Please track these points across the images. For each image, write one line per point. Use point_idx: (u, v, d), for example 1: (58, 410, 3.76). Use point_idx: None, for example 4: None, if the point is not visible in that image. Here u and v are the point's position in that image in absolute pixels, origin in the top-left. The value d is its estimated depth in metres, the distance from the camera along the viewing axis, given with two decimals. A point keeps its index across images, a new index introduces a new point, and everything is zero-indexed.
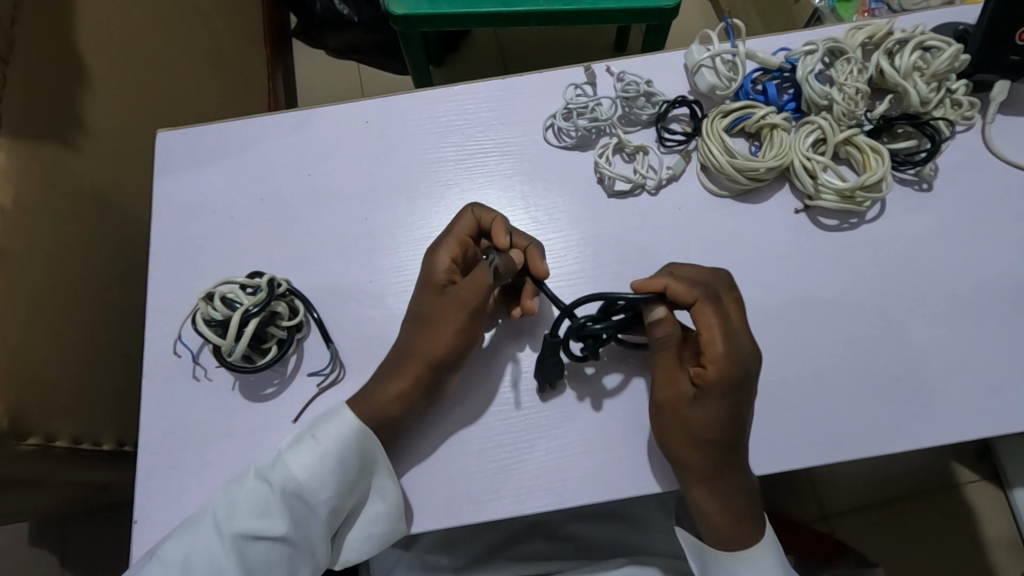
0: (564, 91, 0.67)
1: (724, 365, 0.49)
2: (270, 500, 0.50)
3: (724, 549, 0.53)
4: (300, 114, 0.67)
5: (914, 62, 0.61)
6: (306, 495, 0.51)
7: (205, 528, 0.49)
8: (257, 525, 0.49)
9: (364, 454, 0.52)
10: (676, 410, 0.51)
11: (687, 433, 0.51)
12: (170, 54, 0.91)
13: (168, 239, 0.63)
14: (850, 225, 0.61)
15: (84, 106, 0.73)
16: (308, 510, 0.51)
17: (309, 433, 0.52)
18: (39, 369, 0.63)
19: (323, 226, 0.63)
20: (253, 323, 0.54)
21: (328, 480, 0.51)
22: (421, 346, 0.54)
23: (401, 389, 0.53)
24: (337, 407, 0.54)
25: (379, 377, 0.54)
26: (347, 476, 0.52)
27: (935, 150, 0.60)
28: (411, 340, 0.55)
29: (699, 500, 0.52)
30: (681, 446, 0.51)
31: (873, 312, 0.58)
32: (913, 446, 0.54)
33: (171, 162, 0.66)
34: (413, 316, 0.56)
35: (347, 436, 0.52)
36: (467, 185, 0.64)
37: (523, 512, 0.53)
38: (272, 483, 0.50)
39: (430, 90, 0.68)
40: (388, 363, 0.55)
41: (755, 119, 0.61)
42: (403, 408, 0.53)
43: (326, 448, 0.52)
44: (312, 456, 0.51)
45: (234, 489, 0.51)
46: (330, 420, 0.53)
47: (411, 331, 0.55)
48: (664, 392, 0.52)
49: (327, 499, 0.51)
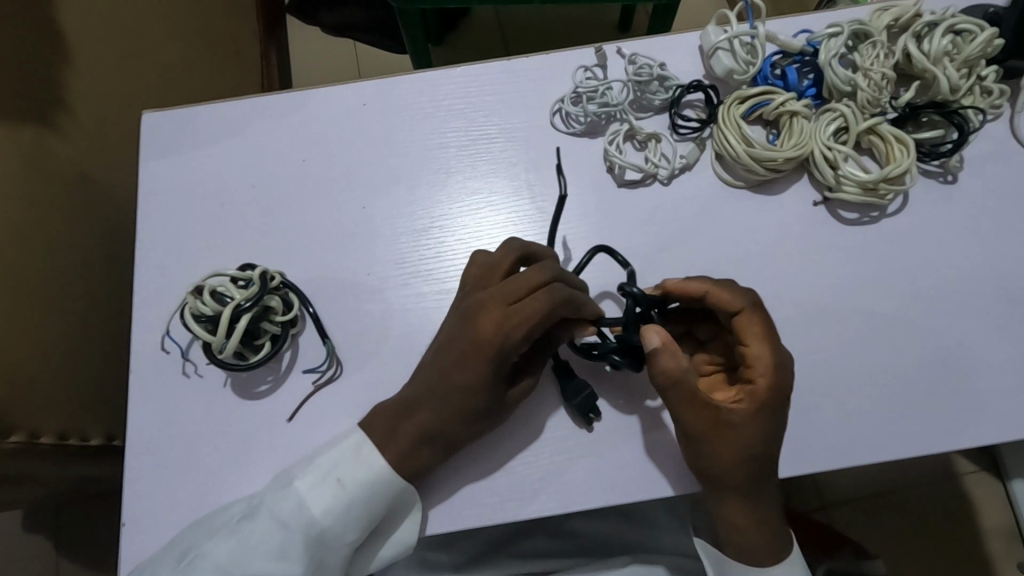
0: (573, 74, 0.64)
1: (772, 375, 0.49)
2: (289, 543, 0.48)
3: (748, 563, 0.52)
4: (294, 96, 0.63)
5: (944, 47, 0.57)
6: (327, 538, 0.49)
7: (213, 567, 0.47)
8: (271, 569, 0.47)
9: (391, 498, 0.50)
10: (722, 427, 0.48)
11: (736, 455, 0.48)
12: (156, 32, 0.86)
13: (154, 227, 0.60)
14: (871, 219, 0.59)
15: (65, 85, 0.69)
16: (326, 552, 0.49)
17: (333, 475, 0.49)
18: (22, 365, 0.60)
19: (318, 215, 0.60)
20: (244, 319, 0.51)
21: (352, 522, 0.49)
22: (445, 409, 0.49)
23: (419, 425, 0.50)
24: (356, 441, 0.50)
25: (400, 413, 0.50)
26: (371, 517, 0.50)
27: (963, 140, 0.56)
28: (434, 396, 0.50)
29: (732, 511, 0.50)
30: (737, 463, 0.48)
31: (894, 310, 0.56)
32: (931, 449, 0.52)
33: (156, 145, 0.62)
34: (433, 372, 0.51)
35: (375, 480, 0.49)
36: (468, 173, 0.61)
37: (527, 517, 0.51)
38: (289, 525, 0.48)
39: (431, 70, 0.64)
40: (401, 413, 0.50)
41: (774, 106, 0.58)
42: (419, 452, 0.50)
43: (351, 493, 0.49)
44: (336, 499, 0.49)
45: (245, 526, 0.48)
46: (357, 461, 0.50)
47: (431, 380, 0.51)
48: (703, 413, 0.48)
49: (348, 541, 0.49)
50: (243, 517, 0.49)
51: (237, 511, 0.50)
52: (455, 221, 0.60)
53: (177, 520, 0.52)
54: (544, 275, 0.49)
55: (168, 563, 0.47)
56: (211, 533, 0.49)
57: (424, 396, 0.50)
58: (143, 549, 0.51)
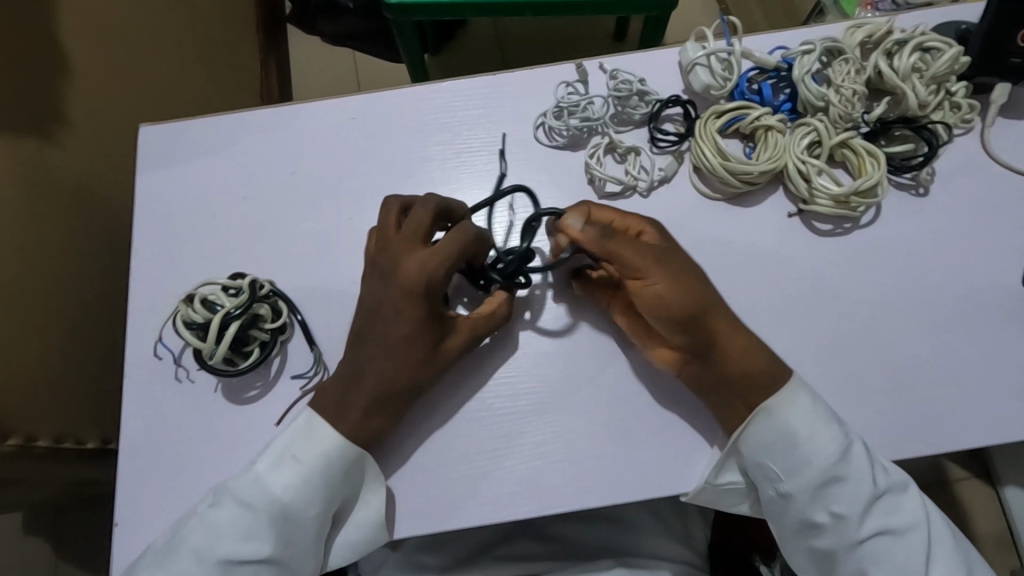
0: (555, 89, 0.65)
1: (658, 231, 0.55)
2: (254, 522, 0.49)
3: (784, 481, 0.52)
4: (285, 110, 0.66)
5: (913, 64, 0.59)
6: (291, 513, 0.50)
7: (188, 553, 0.48)
8: (242, 548, 0.49)
9: (347, 469, 0.51)
10: (665, 285, 0.51)
11: (686, 293, 0.51)
12: (155, 45, 0.89)
13: (150, 237, 0.62)
14: (844, 231, 0.60)
15: (64, 99, 0.71)
16: (293, 527, 0.50)
17: (288, 452, 0.51)
18: (20, 371, 0.62)
19: (308, 224, 0.62)
20: (233, 326, 0.53)
21: (313, 496, 0.50)
22: (397, 366, 0.51)
23: (373, 395, 0.51)
24: (305, 419, 0.52)
25: (352, 392, 0.52)
26: (332, 489, 0.51)
27: (932, 154, 0.58)
28: (374, 358, 0.52)
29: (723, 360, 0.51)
30: (686, 296, 0.51)
31: (866, 319, 0.57)
32: (901, 454, 0.54)
33: (152, 157, 0.64)
34: (371, 337, 0.52)
35: (330, 454, 0.51)
36: (453, 185, 0.63)
37: (506, 519, 0.53)
38: (253, 505, 0.49)
39: (419, 85, 0.66)
40: (348, 391, 0.52)
41: (750, 120, 0.60)
42: (378, 417, 0.52)
43: (307, 466, 0.50)
44: (293, 474, 0.50)
45: (211, 512, 0.50)
46: (307, 434, 0.51)
47: (371, 350, 0.52)
48: (644, 266, 0.51)
49: (313, 515, 0.50)
50: (210, 504, 0.50)
51: (205, 500, 0.51)
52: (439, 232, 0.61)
53: (168, 521, 0.53)
54: (435, 211, 0.54)
55: (151, 559, 0.49)
56: (185, 524, 0.50)
57: (369, 367, 0.52)
58: (133, 550, 0.53)
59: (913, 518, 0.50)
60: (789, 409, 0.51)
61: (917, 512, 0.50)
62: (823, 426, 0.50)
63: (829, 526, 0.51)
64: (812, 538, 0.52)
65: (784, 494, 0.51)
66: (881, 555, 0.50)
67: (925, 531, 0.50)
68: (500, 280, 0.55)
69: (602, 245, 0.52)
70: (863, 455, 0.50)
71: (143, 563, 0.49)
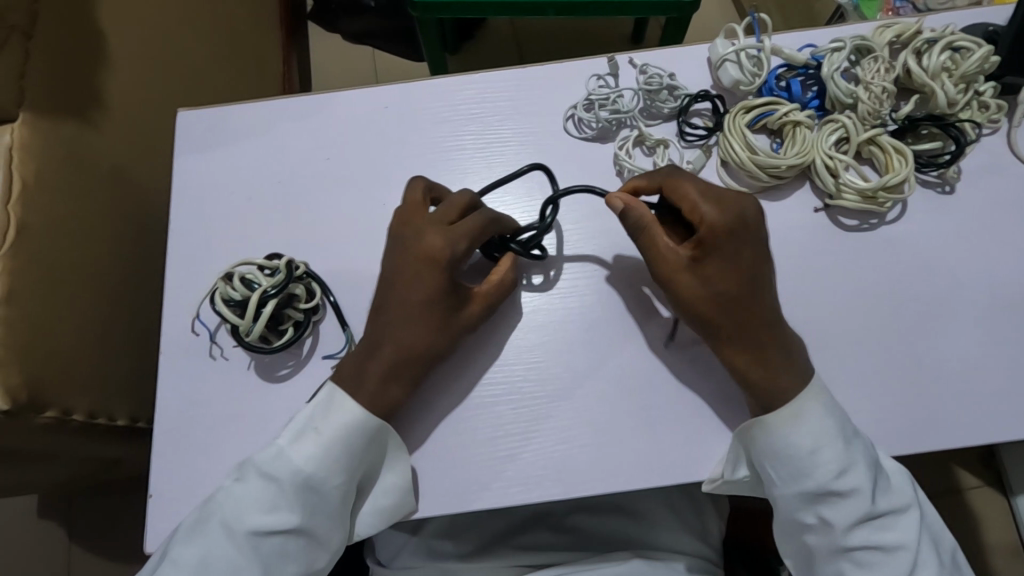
0: (587, 82, 0.67)
1: (717, 220, 0.52)
2: (279, 493, 0.50)
3: (787, 487, 0.51)
4: (321, 98, 0.67)
5: (942, 63, 0.60)
6: (314, 484, 0.50)
7: (217, 526, 0.49)
8: (270, 520, 0.50)
9: (369, 439, 0.52)
10: (693, 283, 0.52)
11: (714, 292, 0.52)
12: (187, 36, 0.91)
13: (186, 218, 0.63)
14: (870, 226, 0.61)
15: (104, 84, 0.73)
16: (317, 497, 0.51)
17: (310, 424, 0.52)
18: (57, 345, 0.63)
19: (340, 210, 0.63)
20: (271, 305, 0.54)
21: (335, 466, 0.51)
22: (416, 334, 0.52)
23: (390, 365, 0.52)
24: (325, 393, 0.53)
25: (369, 362, 0.52)
26: (354, 459, 0.51)
27: (960, 152, 0.59)
28: (392, 328, 0.53)
29: (742, 345, 0.52)
30: (725, 288, 0.52)
31: (891, 314, 0.58)
32: (925, 448, 0.54)
33: (190, 141, 0.66)
34: (388, 307, 0.53)
35: (350, 426, 0.51)
36: (484, 174, 0.64)
37: (532, 501, 0.53)
38: (278, 477, 0.50)
39: (452, 76, 0.68)
40: (364, 360, 0.53)
41: (778, 116, 0.61)
42: (397, 386, 0.52)
43: (327, 437, 0.51)
44: (314, 445, 0.51)
45: (239, 486, 0.50)
46: (326, 406, 0.52)
47: (392, 320, 0.53)
48: (672, 265, 0.53)
49: (336, 485, 0.51)
50: (237, 479, 0.51)
51: (232, 474, 0.52)
52: None
53: (200, 494, 0.55)
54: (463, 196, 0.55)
55: (182, 534, 0.50)
56: (213, 498, 0.51)
57: (386, 334, 0.53)
58: (166, 521, 0.54)
59: (907, 537, 0.50)
60: (798, 420, 0.50)
61: (912, 537, 0.50)
62: (829, 441, 0.50)
63: (820, 529, 0.51)
64: (803, 535, 0.52)
65: (780, 495, 0.52)
66: (865, 563, 0.50)
67: (914, 554, 0.49)
68: (518, 249, 0.57)
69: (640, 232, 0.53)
70: (866, 474, 0.50)
71: (174, 539, 0.50)
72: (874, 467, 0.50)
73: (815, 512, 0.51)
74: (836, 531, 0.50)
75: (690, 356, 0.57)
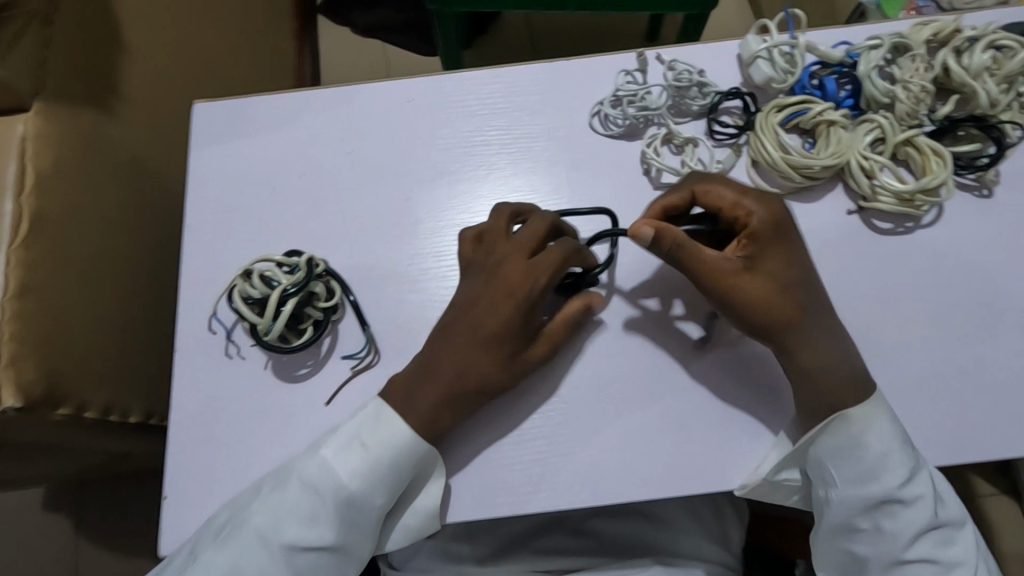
0: (615, 77, 0.65)
1: (762, 224, 0.51)
2: (320, 507, 0.49)
3: (850, 493, 0.50)
4: (341, 91, 0.65)
5: (985, 62, 0.58)
6: (359, 503, 0.50)
7: (251, 534, 0.48)
8: (306, 533, 0.49)
9: (416, 461, 0.51)
10: (740, 290, 0.50)
11: (760, 302, 0.50)
12: (202, 26, 0.89)
13: (204, 213, 0.62)
14: (904, 230, 0.59)
15: (120, 74, 0.72)
16: (357, 515, 0.50)
17: (357, 440, 0.51)
18: (72, 341, 0.62)
19: (361, 206, 0.62)
20: (291, 303, 0.53)
21: (379, 486, 0.50)
22: (477, 363, 0.51)
23: (445, 393, 0.50)
24: (378, 406, 0.52)
25: (422, 388, 0.51)
26: (397, 478, 0.51)
27: (1000, 155, 0.57)
28: (450, 354, 0.51)
29: (818, 368, 0.50)
30: (770, 299, 0.50)
31: (928, 321, 0.56)
32: (962, 459, 0.53)
33: (208, 134, 0.65)
34: (451, 330, 0.52)
35: (402, 448, 0.50)
36: (509, 171, 0.62)
37: (558, 508, 0.52)
38: (320, 491, 0.49)
39: (475, 70, 0.66)
40: (416, 384, 0.51)
41: (812, 115, 0.59)
42: (448, 414, 0.51)
43: (376, 457, 0.50)
44: (362, 463, 0.50)
45: (277, 494, 0.49)
46: (379, 424, 0.51)
47: (451, 346, 0.52)
48: (720, 274, 0.50)
49: (378, 505, 0.50)
50: (274, 486, 0.50)
51: (267, 481, 0.51)
52: None
53: (217, 496, 0.53)
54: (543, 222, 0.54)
55: (208, 536, 0.49)
56: (246, 503, 0.50)
57: (442, 359, 0.51)
58: (183, 523, 0.53)
59: (965, 554, 0.50)
60: (867, 425, 0.49)
61: (967, 553, 0.50)
62: (898, 449, 0.49)
63: (873, 537, 0.50)
64: (849, 542, 0.51)
65: (837, 500, 0.51)
66: None
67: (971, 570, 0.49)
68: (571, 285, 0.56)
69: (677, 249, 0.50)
70: (929, 483, 0.49)
71: (202, 540, 0.49)
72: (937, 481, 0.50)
73: (871, 520, 0.50)
74: (892, 543, 0.50)
75: (722, 363, 0.55)
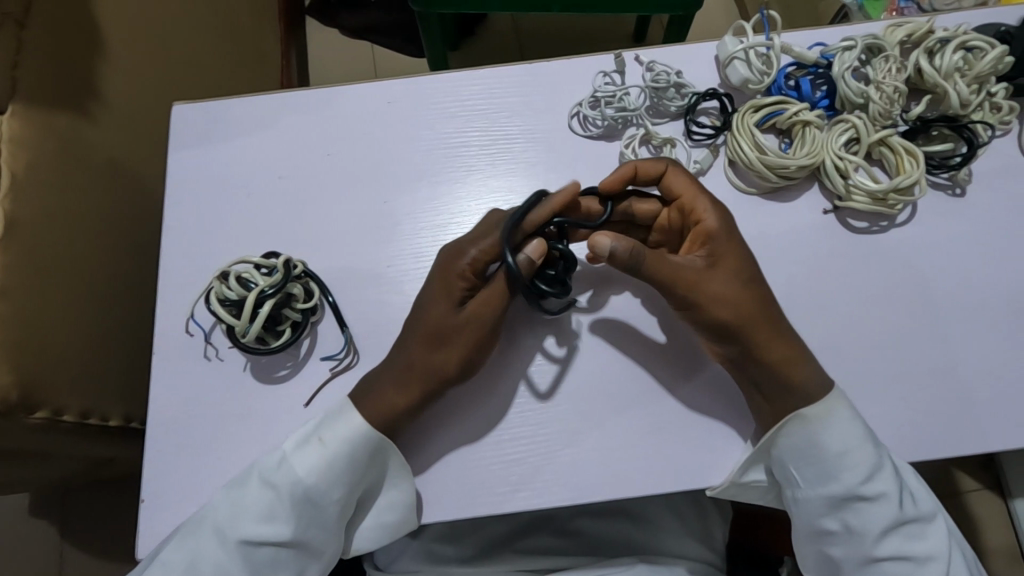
0: (593, 79, 0.65)
1: (715, 231, 0.52)
2: (277, 503, 0.49)
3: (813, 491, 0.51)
4: (321, 92, 0.65)
5: (956, 63, 0.59)
6: (314, 497, 0.50)
7: (209, 531, 0.49)
8: (264, 530, 0.49)
9: (371, 455, 0.51)
10: (703, 295, 0.50)
11: (719, 308, 0.50)
12: (185, 28, 0.89)
13: (182, 215, 0.62)
14: (879, 228, 0.60)
15: (100, 76, 0.72)
16: (315, 511, 0.50)
17: (315, 435, 0.51)
18: (50, 344, 0.62)
19: (340, 207, 0.62)
20: (268, 304, 0.53)
21: (337, 480, 0.50)
22: (425, 344, 0.51)
23: (401, 376, 0.51)
24: (338, 405, 0.52)
25: (384, 375, 0.52)
26: (356, 473, 0.51)
27: (971, 154, 0.58)
28: (410, 336, 0.52)
29: (766, 348, 0.50)
30: (732, 304, 0.50)
31: (902, 318, 0.57)
32: (936, 455, 0.53)
33: (187, 136, 0.64)
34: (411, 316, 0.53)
35: (354, 441, 0.50)
36: (488, 171, 0.63)
37: (537, 507, 0.52)
38: (277, 487, 0.50)
39: (455, 71, 0.66)
40: (378, 371, 0.52)
41: (787, 116, 0.60)
42: (407, 398, 0.51)
43: (332, 452, 0.50)
44: (318, 458, 0.50)
45: (238, 491, 0.50)
46: (335, 420, 0.51)
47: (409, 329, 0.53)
48: (678, 279, 0.50)
49: (336, 499, 0.51)
50: (237, 484, 0.50)
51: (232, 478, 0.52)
52: (473, 217, 0.61)
53: (195, 498, 0.53)
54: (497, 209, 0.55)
55: (175, 536, 0.50)
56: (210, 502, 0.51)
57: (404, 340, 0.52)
58: (159, 526, 0.53)
59: (937, 548, 0.50)
60: (821, 425, 0.50)
61: (939, 547, 0.50)
62: (855, 447, 0.49)
63: (843, 536, 0.51)
64: (825, 545, 0.52)
65: (803, 500, 0.51)
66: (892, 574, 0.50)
67: (944, 565, 0.49)
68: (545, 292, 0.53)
69: (634, 257, 0.49)
70: (893, 481, 0.49)
71: (167, 541, 0.50)
72: (899, 473, 0.50)
73: (840, 520, 0.50)
74: (865, 541, 0.50)
75: (697, 359, 0.56)
